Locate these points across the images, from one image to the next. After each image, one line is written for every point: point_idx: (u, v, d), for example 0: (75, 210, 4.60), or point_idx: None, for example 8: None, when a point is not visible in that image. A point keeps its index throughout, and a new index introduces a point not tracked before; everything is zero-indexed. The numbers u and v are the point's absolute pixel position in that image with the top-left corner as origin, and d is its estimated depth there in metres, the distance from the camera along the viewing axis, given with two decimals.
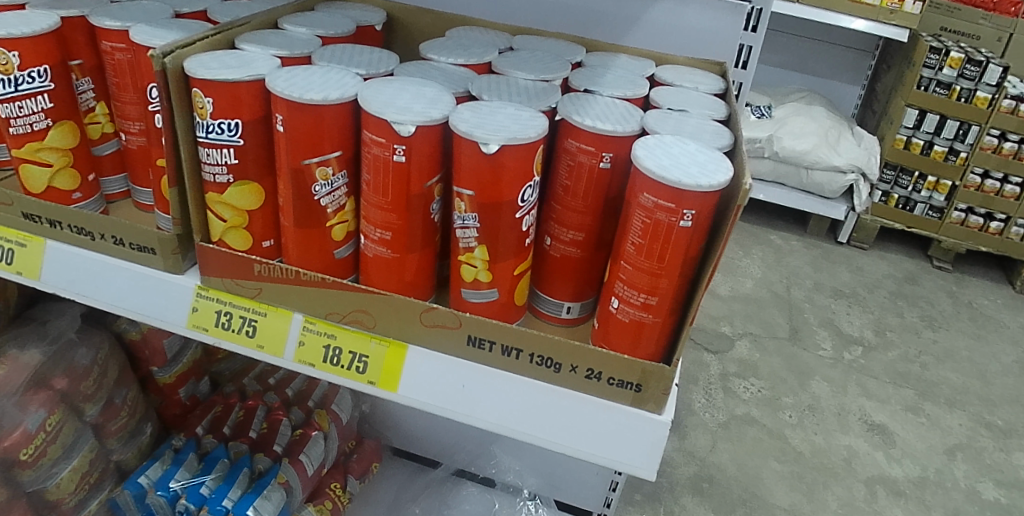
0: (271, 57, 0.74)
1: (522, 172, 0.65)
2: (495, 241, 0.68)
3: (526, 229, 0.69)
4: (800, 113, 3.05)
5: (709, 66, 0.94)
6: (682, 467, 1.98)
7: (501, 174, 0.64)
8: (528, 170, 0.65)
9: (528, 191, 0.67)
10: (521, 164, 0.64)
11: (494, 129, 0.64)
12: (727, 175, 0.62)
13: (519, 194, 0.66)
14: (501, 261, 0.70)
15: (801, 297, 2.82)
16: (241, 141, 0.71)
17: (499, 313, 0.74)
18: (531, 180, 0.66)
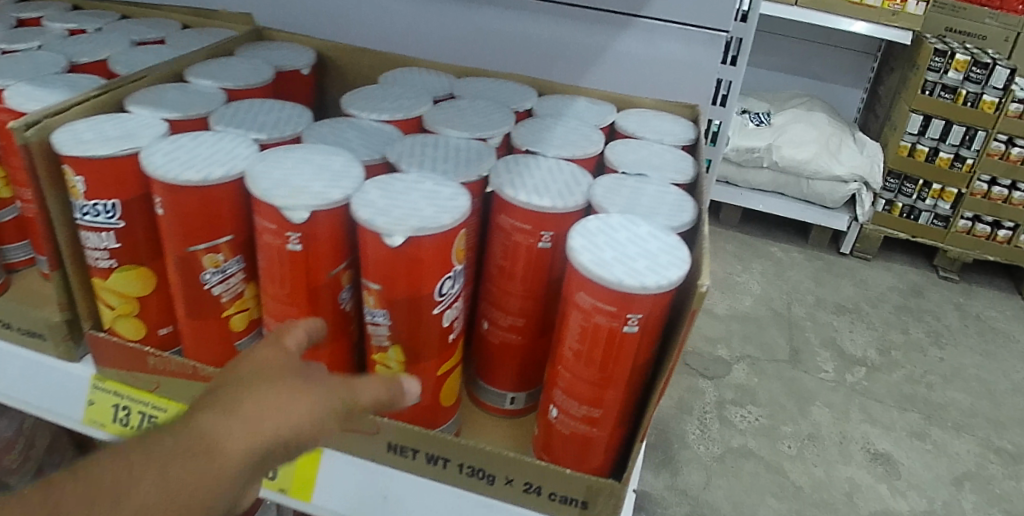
0: (160, 122, 0.64)
1: (441, 262, 0.55)
2: (412, 340, 0.58)
3: (449, 323, 0.60)
4: (800, 120, 2.64)
5: (679, 109, 0.83)
6: (673, 508, 1.77)
7: (414, 267, 0.54)
8: (445, 261, 0.55)
9: (447, 283, 0.57)
10: (434, 257, 0.54)
11: (402, 214, 0.53)
12: (682, 269, 0.52)
13: (436, 289, 0.56)
14: (421, 362, 0.60)
15: (802, 314, 2.46)
16: (123, 222, 0.62)
17: (425, 415, 0.64)
18: (450, 270, 0.56)
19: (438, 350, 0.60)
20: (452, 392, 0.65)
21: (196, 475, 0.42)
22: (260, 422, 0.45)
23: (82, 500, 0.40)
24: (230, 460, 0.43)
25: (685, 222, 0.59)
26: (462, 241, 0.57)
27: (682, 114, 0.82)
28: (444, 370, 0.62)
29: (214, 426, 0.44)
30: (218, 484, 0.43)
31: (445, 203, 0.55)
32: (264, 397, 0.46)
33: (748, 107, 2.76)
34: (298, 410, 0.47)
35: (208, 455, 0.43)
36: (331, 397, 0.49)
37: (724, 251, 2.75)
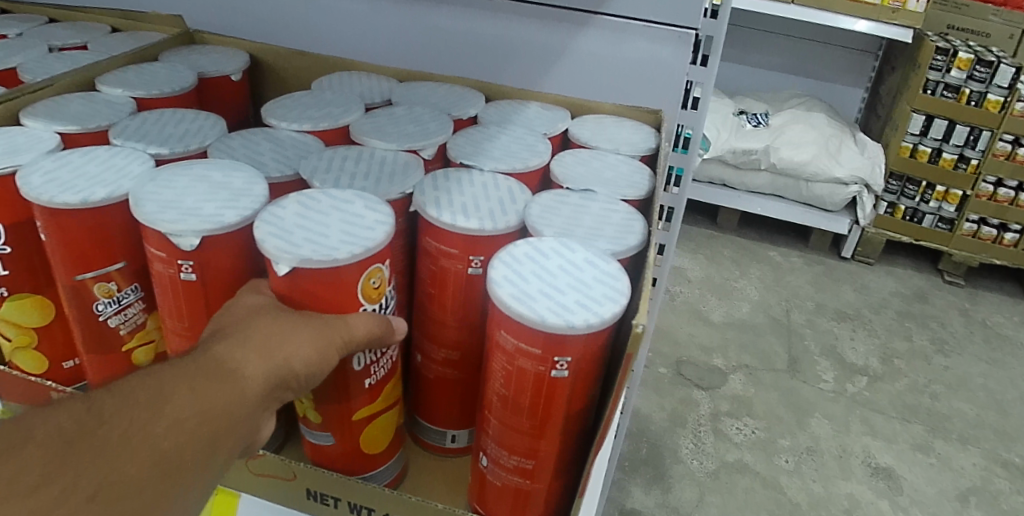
0: (52, 136, 0.57)
1: (340, 302, 0.47)
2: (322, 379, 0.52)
3: (364, 367, 0.52)
4: (799, 121, 2.44)
5: (641, 114, 0.76)
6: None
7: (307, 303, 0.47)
8: (348, 299, 0.47)
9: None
10: (335, 293, 0.47)
11: (303, 239, 0.46)
12: (618, 305, 0.46)
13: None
14: (333, 403, 0.53)
15: (801, 321, 2.18)
16: (8, 247, 0.55)
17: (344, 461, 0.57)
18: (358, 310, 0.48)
19: (352, 395, 0.53)
20: (379, 440, 0.57)
21: (219, 397, 0.40)
22: (279, 348, 0.44)
23: (113, 415, 0.37)
24: (251, 384, 0.42)
25: (630, 246, 0.53)
26: (376, 277, 0.49)
27: (645, 121, 0.76)
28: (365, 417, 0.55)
29: (233, 353, 0.42)
30: (246, 404, 0.41)
31: (357, 230, 0.48)
32: (283, 323, 0.45)
33: (743, 108, 2.58)
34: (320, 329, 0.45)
35: (232, 376, 0.41)
36: (353, 320, 0.46)
37: (721, 255, 2.47)
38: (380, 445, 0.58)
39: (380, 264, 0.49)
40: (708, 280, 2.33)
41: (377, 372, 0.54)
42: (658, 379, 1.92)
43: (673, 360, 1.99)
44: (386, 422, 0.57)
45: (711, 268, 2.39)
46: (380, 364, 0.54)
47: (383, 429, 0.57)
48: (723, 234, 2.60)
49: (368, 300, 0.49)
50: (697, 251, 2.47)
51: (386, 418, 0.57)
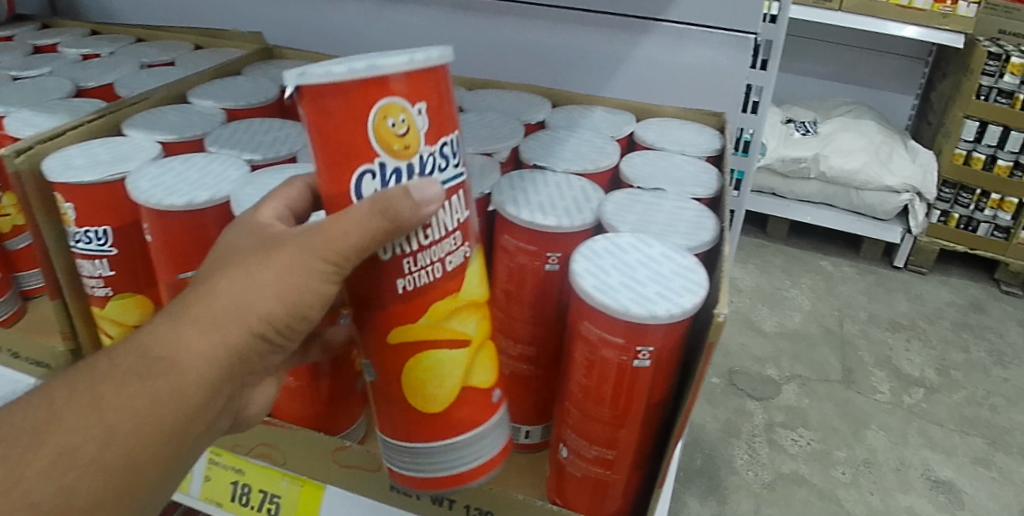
0: (154, 145, 0.61)
1: (348, 142, 0.38)
2: (358, 280, 0.43)
3: (390, 256, 0.41)
4: (849, 129, 2.41)
5: (702, 116, 0.77)
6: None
7: (321, 145, 0.39)
8: (357, 142, 0.38)
9: (369, 184, 0.39)
10: (342, 129, 0.38)
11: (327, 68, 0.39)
12: (698, 296, 0.47)
13: (353, 189, 0.39)
14: (371, 319, 0.44)
15: (855, 331, 2.12)
16: (114, 249, 0.59)
17: (403, 423, 0.47)
18: (371, 161, 0.39)
19: (385, 309, 0.43)
20: (425, 372, 0.45)
21: (156, 392, 0.38)
22: (233, 310, 0.40)
23: (51, 424, 0.37)
24: (193, 369, 0.39)
25: (704, 242, 0.54)
26: (399, 119, 0.38)
27: (708, 124, 0.77)
28: (406, 346, 0.44)
29: (171, 336, 0.39)
30: (192, 386, 0.39)
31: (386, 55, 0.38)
32: (241, 275, 0.40)
33: (791, 116, 2.54)
34: (286, 276, 0.40)
35: (169, 367, 0.39)
36: (340, 237, 0.39)
37: (772, 264, 2.43)
38: (443, 403, 0.46)
39: (407, 105, 0.38)
40: (758, 289, 2.30)
41: (425, 284, 0.43)
42: (710, 389, 1.89)
43: (725, 369, 1.96)
44: (443, 367, 0.45)
45: (761, 277, 2.35)
46: (430, 276, 0.43)
47: (443, 377, 0.45)
48: (773, 243, 2.55)
49: (390, 152, 0.39)
50: (747, 260, 2.43)
51: (446, 361, 0.45)
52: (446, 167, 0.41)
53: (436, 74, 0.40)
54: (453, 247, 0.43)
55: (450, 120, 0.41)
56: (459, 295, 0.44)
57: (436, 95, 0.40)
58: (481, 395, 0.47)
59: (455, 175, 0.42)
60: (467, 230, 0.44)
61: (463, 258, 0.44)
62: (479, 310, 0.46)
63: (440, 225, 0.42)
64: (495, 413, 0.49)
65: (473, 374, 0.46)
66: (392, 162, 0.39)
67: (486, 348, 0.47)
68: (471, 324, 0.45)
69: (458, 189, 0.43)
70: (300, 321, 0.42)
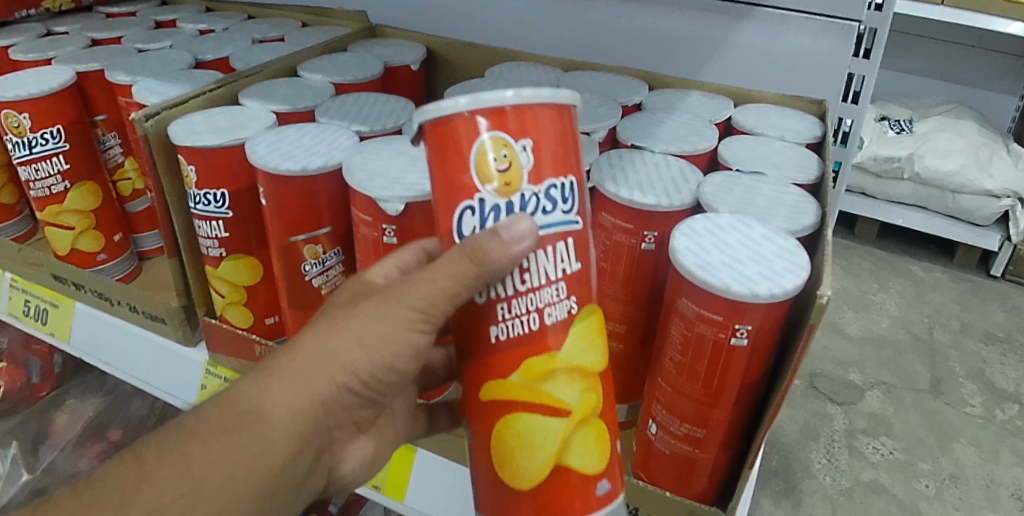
0: (268, 114, 0.65)
1: (453, 177, 0.37)
2: (461, 330, 0.42)
3: (483, 297, 0.39)
4: (946, 129, 2.27)
5: (803, 104, 0.75)
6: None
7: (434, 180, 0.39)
8: (456, 176, 0.37)
9: (468, 221, 0.38)
10: (448, 161, 0.37)
11: None
12: (800, 278, 0.46)
13: (455, 227, 0.38)
14: (466, 374, 0.42)
15: (945, 340, 2.01)
16: (230, 212, 0.63)
17: (497, 492, 0.43)
18: (471, 198, 0.37)
19: (476, 359, 0.41)
20: (511, 436, 0.41)
21: (248, 442, 0.40)
22: (317, 360, 0.41)
23: (151, 470, 0.40)
24: (281, 420, 0.41)
25: (805, 226, 0.53)
26: (500, 153, 0.36)
27: (808, 111, 0.74)
28: (495, 404, 0.40)
29: (262, 388, 0.41)
30: (280, 437, 0.41)
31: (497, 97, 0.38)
32: (325, 327, 0.42)
33: (886, 113, 2.42)
34: (368, 324, 0.41)
35: (259, 419, 0.41)
36: (429, 283, 0.39)
37: (859, 267, 2.32)
38: (533, 477, 0.41)
39: (510, 139, 0.36)
40: (843, 291, 2.20)
41: (520, 336, 0.39)
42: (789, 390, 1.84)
43: (805, 371, 1.90)
44: (535, 435, 0.40)
45: (847, 279, 2.25)
46: (524, 327, 0.39)
47: (534, 448, 0.40)
48: (861, 245, 2.43)
49: (489, 187, 0.37)
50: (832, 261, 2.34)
51: (540, 432, 0.40)
52: (553, 210, 0.38)
53: (551, 112, 0.37)
54: (554, 301, 0.39)
55: (567, 163, 0.38)
56: (558, 357, 0.39)
57: (548, 134, 0.37)
58: (584, 479, 0.41)
59: (565, 222, 0.38)
60: (577, 285, 0.39)
61: (569, 316, 0.39)
62: (585, 380, 0.40)
63: (538, 271, 0.38)
64: (606, 505, 0.43)
65: (571, 453, 0.41)
66: (492, 199, 0.37)
67: (592, 425, 0.41)
68: (572, 394, 0.40)
69: (567, 240, 0.39)
70: (383, 372, 0.42)
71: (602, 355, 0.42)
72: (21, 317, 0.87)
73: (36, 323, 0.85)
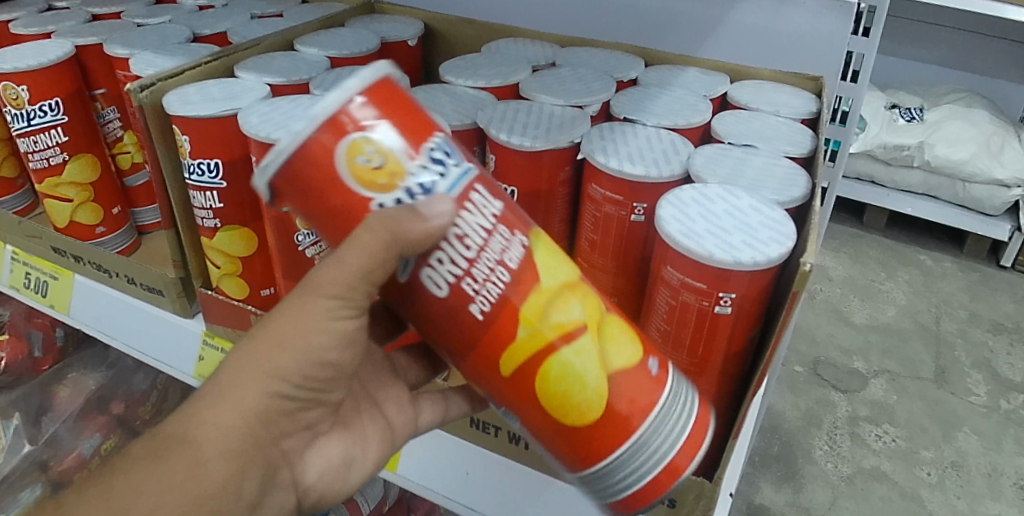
0: (263, 86, 0.65)
1: (340, 204, 0.37)
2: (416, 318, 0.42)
3: (444, 283, 0.39)
4: (958, 117, 2.23)
5: (800, 81, 0.74)
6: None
7: (323, 218, 0.38)
8: (343, 195, 0.36)
9: None
10: (324, 190, 0.36)
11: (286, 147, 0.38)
12: (784, 247, 0.46)
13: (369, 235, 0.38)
14: (459, 356, 0.42)
15: (952, 330, 1.99)
16: (224, 183, 0.63)
17: (572, 446, 0.42)
18: (371, 211, 0.37)
19: (470, 342, 0.40)
20: (552, 384, 0.40)
21: (176, 465, 0.40)
22: (242, 366, 0.42)
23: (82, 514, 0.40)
24: (209, 437, 0.41)
25: (795, 197, 0.53)
26: (367, 152, 0.35)
27: (805, 87, 0.74)
28: (526, 371, 0.40)
29: (188, 413, 0.42)
30: (210, 452, 0.41)
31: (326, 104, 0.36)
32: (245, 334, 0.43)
33: (896, 101, 2.36)
34: (283, 320, 0.41)
35: (185, 441, 0.41)
36: (341, 268, 0.38)
37: (866, 255, 2.30)
38: (598, 403, 0.40)
39: (364, 131, 0.35)
40: (850, 280, 2.19)
41: (495, 296, 0.39)
42: (793, 377, 1.83)
43: (810, 358, 1.89)
44: (575, 366, 0.39)
45: (854, 267, 2.24)
46: (497, 283, 0.38)
47: (580, 378, 0.40)
48: (869, 234, 2.41)
49: (378, 189, 0.36)
50: (839, 249, 2.32)
51: (573, 362, 0.39)
52: (447, 172, 0.37)
53: (379, 84, 0.36)
54: (506, 243, 0.39)
55: (427, 121, 0.37)
56: (544, 286, 0.39)
57: (393, 109, 0.36)
58: (635, 371, 0.41)
59: (462, 172, 0.38)
60: (510, 217, 0.40)
61: (525, 249, 0.39)
62: (577, 292, 0.40)
63: (473, 227, 0.38)
64: (650, 415, 0.41)
65: (611, 357, 0.41)
66: (387, 199, 0.36)
67: (608, 325, 0.42)
68: (578, 306, 0.40)
69: (478, 187, 0.39)
70: (312, 365, 0.42)
71: (575, 265, 0.42)
72: (22, 289, 0.88)
73: (37, 295, 0.87)
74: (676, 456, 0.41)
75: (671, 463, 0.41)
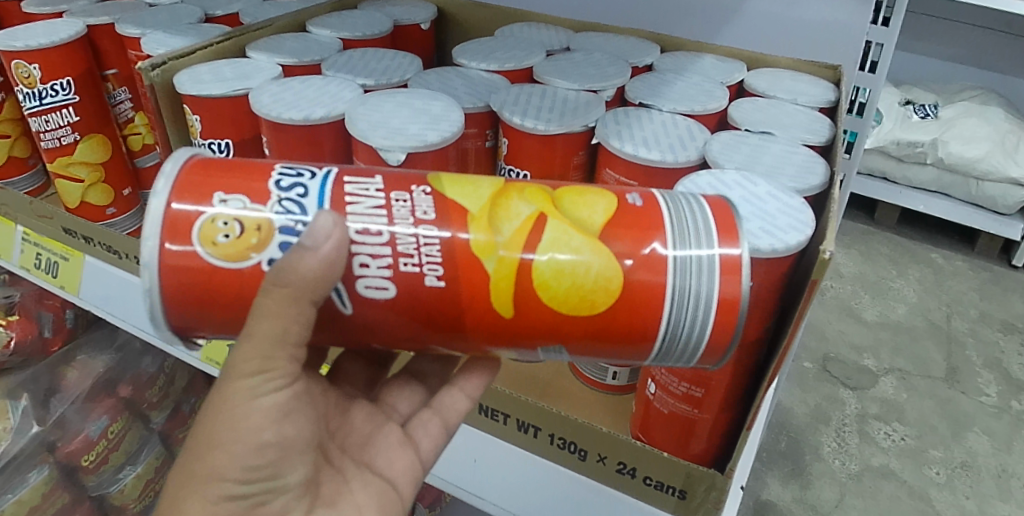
0: (274, 66, 0.64)
1: (227, 279, 0.38)
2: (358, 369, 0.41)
3: (386, 277, 0.39)
4: (973, 114, 2.20)
5: (817, 69, 0.72)
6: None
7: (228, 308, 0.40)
8: (221, 273, 0.38)
9: None
10: (206, 278, 0.38)
11: None
12: (803, 234, 0.45)
13: None
14: (453, 329, 0.41)
15: (963, 329, 1.97)
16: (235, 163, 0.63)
17: (624, 319, 0.39)
18: (265, 270, 0.39)
19: (455, 309, 0.40)
20: (553, 286, 0.39)
21: None
22: (180, 480, 0.41)
23: None
24: None
25: (813, 185, 0.52)
26: (221, 226, 0.38)
27: (823, 76, 0.72)
28: (524, 295, 0.39)
29: None
30: None
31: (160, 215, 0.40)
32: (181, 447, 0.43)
33: (910, 98, 2.33)
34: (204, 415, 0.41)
35: None
36: (254, 340, 0.38)
37: (878, 253, 2.28)
38: (604, 269, 0.39)
39: (204, 210, 0.38)
40: (861, 277, 2.17)
41: (435, 257, 0.39)
42: (802, 373, 1.82)
43: (819, 355, 1.87)
44: (565, 258, 0.39)
45: (865, 264, 2.22)
46: (430, 241, 0.39)
47: (575, 263, 0.39)
48: (881, 231, 2.39)
49: (254, 249, 0.38)
50: (851, 245, 2.30)
51: (555, 249, 0.39)
52: (304, 188, 0.40)
53: (192, 168, 0.40)
54: (408, 202, 0.40)
55: (256, 171, 0.40)
56: (477, 212, 0.40)
57: (217, 180, 0.40)
58: (613, 218, 0.40)
59: (322, 181, 0.40)
60: (394, 181, 0.42)
61: (432, 196, 0.41)
62: (509, 195, 0.41)
63: (366, 214, 0.39)
64: (666, 264, 0.39)
65: (582, 221, 0.40)
66: (268, 254, 0.38)
67: (562, 200, 0.42)
68: (520, 206, 0.41)
69: (347, 178, 0.41)
70: (249, 449, 0.40)
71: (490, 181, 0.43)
72: (32, 270, 0.88)
73: (48, 275, 0.87)
74: (721, 285, 0.38)
75: (720, 298, 0.38)
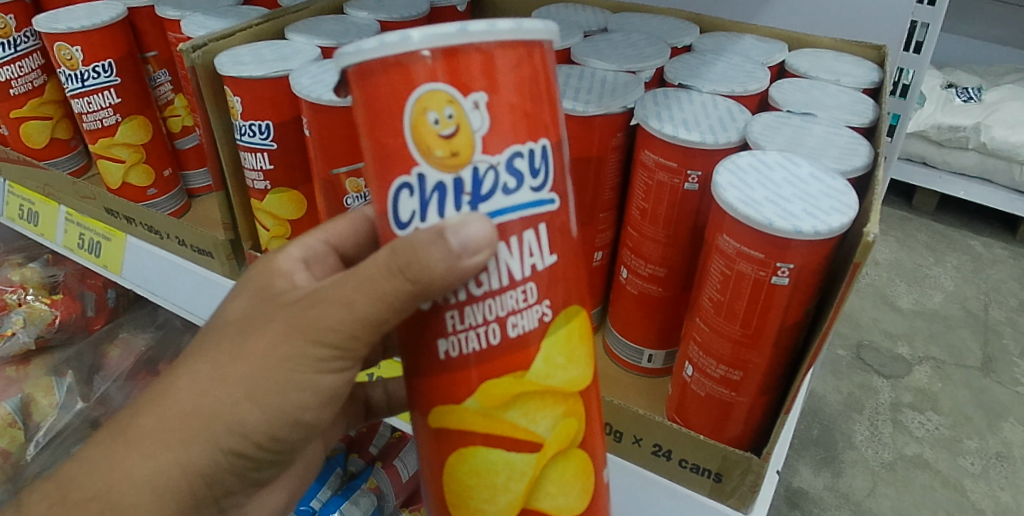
0: (313, 47, 0.65)
1: (391, 129, 0.35)
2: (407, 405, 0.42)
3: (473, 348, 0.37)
4: (1017, 98, 2.13)
5: (861, 50, 0.71)
6: (832, 512, 1.46)
7: (375, 139, 0.36)
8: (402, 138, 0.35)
9: (406, 202, 0.36)
10: (387, 113, 0.34)
11: None
12: (846, 217, 0.44)
13: (392, 204, 0.36)
14: (415, 393, 0.40)
15: (1003, 318, 1.92)
16: (275, 144, 0.64)
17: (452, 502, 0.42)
18: (410, 172, 0.35)
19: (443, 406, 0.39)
20: (469, 471, 0.40)
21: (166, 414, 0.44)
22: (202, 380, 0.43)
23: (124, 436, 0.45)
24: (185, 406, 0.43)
25: (856, 167, 0.51)
26: (444, 114, 0.34)
27: (866, 57, 0.71)
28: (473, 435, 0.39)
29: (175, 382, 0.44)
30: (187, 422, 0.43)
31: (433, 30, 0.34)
32: (225, 363, 0.42)
33: (952, 81, 2.27)
34: (258, 365, 0.41)
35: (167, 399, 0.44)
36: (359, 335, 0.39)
37: (915, 239, 2.23)
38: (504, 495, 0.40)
39: (457, 97, 0.34)
40: (897, 264, 2.13)
41: (481, 353, 0.37)
42: (835, 361, 1.79)
43: (853, 342, 1.84)
44: (498, 472, 0.39)
45: (901, 251, 2.17)
46: (482, 341, 0.37)
47: (498, 485, 0.40)
48: (918, 217, 2.33)
49: (436, 162, 0.34)
50: (887, 232, 2.25)
51: (507, 463, 0.39)
52: (514, 187, 0.35)
53: (516, 52, 0.34)
54: (521, 300, 0.37)
55: (529, 126, 0.35)
56: (530, 378, 0.38)
57: (503, 89, 0.34)
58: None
59: (534, 202, 0.36)
60: (547, 285, 0.37)
61: (540, 324, 0.37)
62: (558, 404, 0.39)
63: (500, 271, 0.36)
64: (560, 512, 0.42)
65: (544, 475, 0.40)
66: (435, 176, 0.35)
67: (568, 454, 0.41)
68: (543, 422, 0.39)
69: (541, 227, 0.36)
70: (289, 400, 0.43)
71: (583, 369, 0.40)
72: (76, 250, 0.91)
73: (91, 255, 0.90)
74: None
75: None
